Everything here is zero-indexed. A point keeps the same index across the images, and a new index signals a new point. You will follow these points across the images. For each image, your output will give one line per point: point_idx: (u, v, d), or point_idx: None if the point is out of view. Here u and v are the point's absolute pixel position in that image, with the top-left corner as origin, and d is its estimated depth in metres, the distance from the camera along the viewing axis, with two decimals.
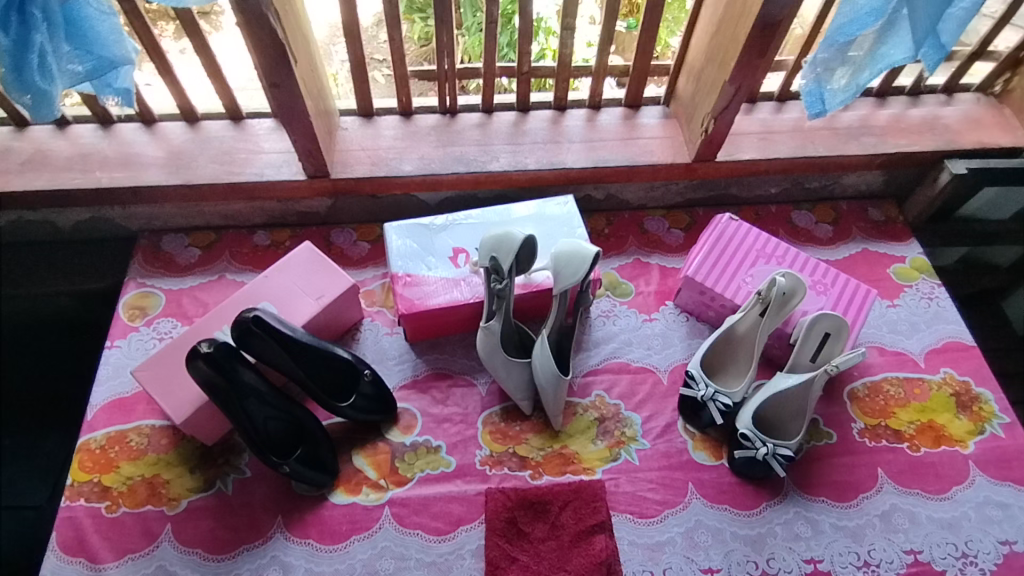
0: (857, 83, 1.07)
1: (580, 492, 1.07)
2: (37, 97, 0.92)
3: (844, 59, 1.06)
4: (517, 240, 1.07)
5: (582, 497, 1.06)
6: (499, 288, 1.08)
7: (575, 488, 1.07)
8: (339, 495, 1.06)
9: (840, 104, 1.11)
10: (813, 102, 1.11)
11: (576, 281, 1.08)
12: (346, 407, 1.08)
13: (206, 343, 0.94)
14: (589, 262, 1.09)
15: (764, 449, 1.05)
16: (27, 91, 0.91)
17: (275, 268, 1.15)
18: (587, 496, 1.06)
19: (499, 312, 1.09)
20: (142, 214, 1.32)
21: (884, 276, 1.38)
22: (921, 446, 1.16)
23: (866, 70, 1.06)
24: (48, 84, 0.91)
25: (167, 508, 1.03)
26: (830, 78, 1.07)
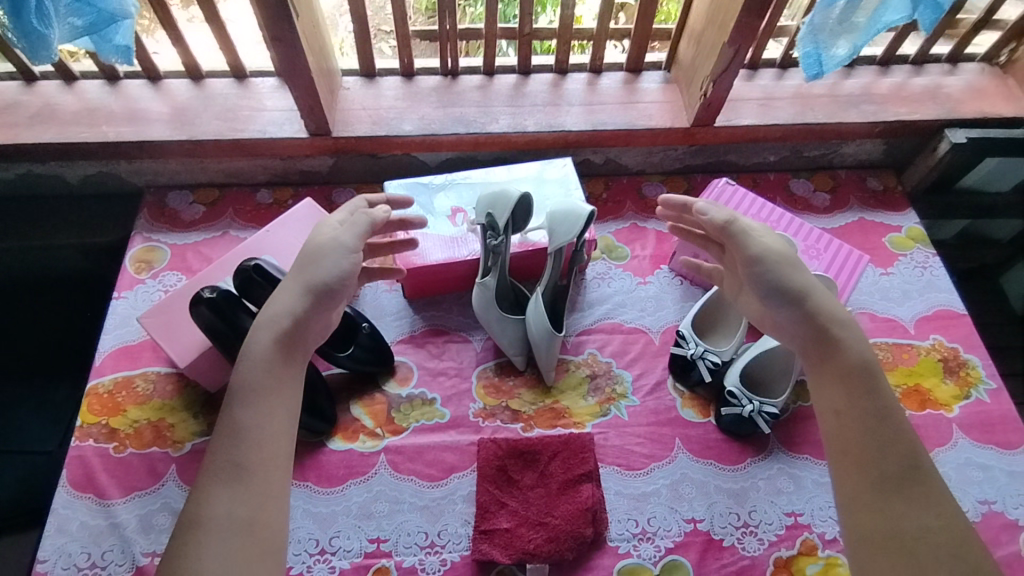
0: (854, 44, 1.08)
1: (569, 442, 1.10)
2: (35, 40, 0.92)
3: (841, 20, 1.05)
4: (513, 196, 1.08)
5: (571, 448, 1.09)
6: (495, 244, 1.11)
7: (565, 439, 1.10)
8: (337, 441, 1.10)
9: (837, 66, 1.11)
10: (811, 64, 1.11)
11: (570, 239, 1.10)
12: (344, 357, 1.11)
13: (209, 290, 0.98)
14: (584, 221, 1.10)
15: (750, 406, 1.08)
16: (24, 34, 0.91)
17: (278, 223, 1.18)
18: (576, 448, 1.09)
19: (496, 267, 1.13)
20: (148, 170, 1.35)
21: (878, 245, 1.39)
22: (906, 408, 1.18)
23: (863, 31, 1.07)
24: (46, 28, 0.91)
25: (172, 449, 1.07)
26: (829, 38, 1.08)
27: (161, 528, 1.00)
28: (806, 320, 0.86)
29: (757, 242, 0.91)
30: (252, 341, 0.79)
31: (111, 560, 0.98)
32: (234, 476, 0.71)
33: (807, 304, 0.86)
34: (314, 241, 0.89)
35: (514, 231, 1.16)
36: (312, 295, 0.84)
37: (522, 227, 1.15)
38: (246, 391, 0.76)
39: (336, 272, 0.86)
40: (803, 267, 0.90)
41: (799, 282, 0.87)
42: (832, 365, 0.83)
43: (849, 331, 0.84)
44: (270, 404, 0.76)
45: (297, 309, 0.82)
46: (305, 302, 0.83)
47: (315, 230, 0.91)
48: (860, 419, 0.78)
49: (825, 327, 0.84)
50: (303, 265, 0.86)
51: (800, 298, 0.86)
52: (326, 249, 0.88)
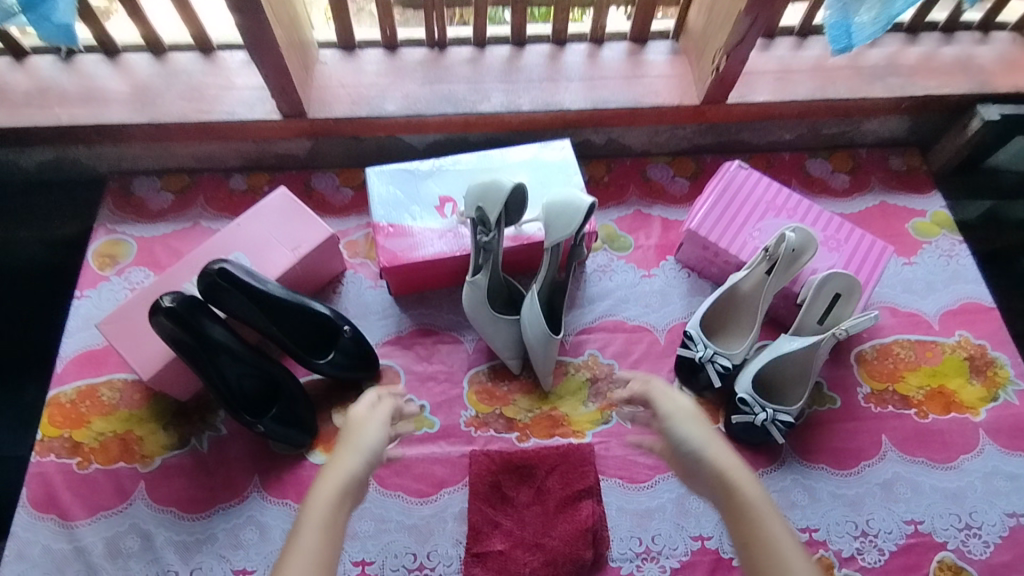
0: (889, 14, 0.93)
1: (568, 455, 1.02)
2: None
3: None
4: (504, 188, 0.98)
5: (569, 462, 1.02)
6: (486, 241, 1.00)
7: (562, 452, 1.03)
8: (318, 455, 1.02)
9: (868, 39, 0.97)
10: (838, 36, 0.98)
11: (569, 234, 1.00)
12: (323, 363, 1.02)
13: (168, 297, 0.88)
14: (584, 213, 1.00)
15: (763, 414, 1.00)
16: None
17: (249, 216, 1.07)
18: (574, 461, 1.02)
19: (486, 266, 1.02)
20: (109, 154, 1.23)
21: (902, 231, 1.29)
22: (930, 412, 1.10)
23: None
24: None
25: (140, 465, 1.00)
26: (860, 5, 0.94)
27: (130, 551, 0.94)
28: (711, 484, 0.74)
29: (660, 400, 0.83)
30: (309, 494, 0.71)
31: None
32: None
33: (706, 464, 0.75)
34: (351, 418, 0.83)
35: (507, 224, 1.06)
36: (366, 454, 0.77)
37: (515, 220, 1.05)
38: (302, 532, 0.67)
39: (379, 440, 0.80)
40: (705, 422, 0.80)
41: (699, 438, 0.78)
42: (744, 528, 0.70)
43: (756, 485, 0.73)
44: (329, 542, 0.67)
45: (353, 466, 0.75)
46: (365, 452, 0.77)
47: (354, 409, 0.85)
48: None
49: (725, 486, 0.73)
50: (349, 431, 0.81)
51: (701, 458, 0.76)
52: (368, 421, 0.82)
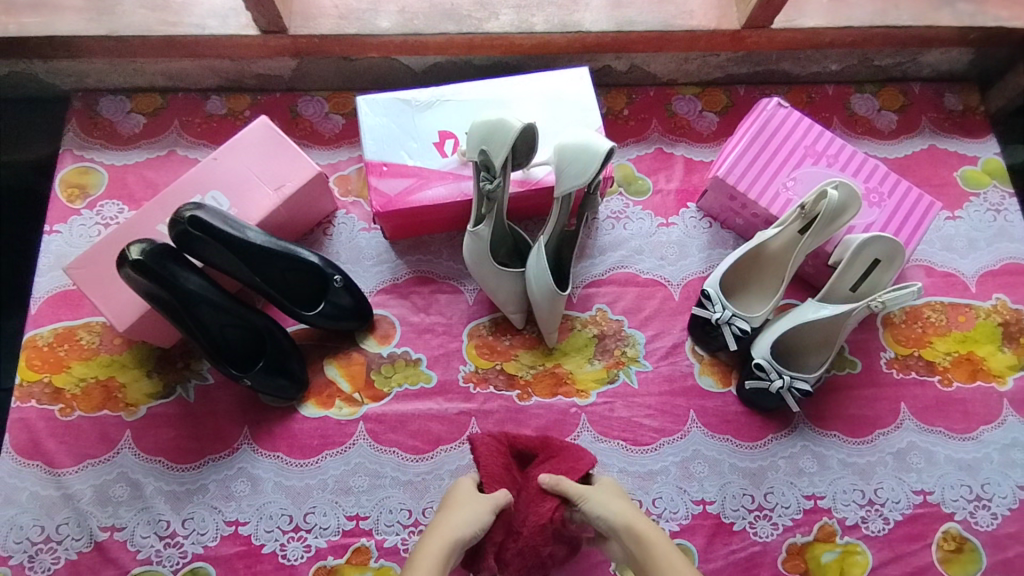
0: None
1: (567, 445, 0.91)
2: None
3: None
4: (512, 130, 0.87)
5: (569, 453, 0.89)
6: (489, 189, 0.90)
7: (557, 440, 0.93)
8: (310, 408, 0.98)
9: None
10: None
11: (581, 184, 0.89)
12: (312, 315, 0.96)
13: (135, 247, 0.80)
14: (602, 159, 0.90)
15: (780, 381, 0.94)
16: None
17: (226, 148, 0.96)
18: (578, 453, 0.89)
19: (490, 216, 0.92)
20: (71, 70, 1.10)
21: (948, 181, 1.17)
22: (954, 380, 1.04)
23: None
24: None
25: (125, 414, 0.96)
26: None
27: (119, 500, 0.92)
28: (630, 550, 0.76)
29: (570, 482, 0.82)
30: (422, 542, 0.74)
31: (67, 535, 0.90)
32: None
33: (628, 525, 0.77)
34: (458, 490, 0.82)
35: (515, 168, 0.95)
36: (486, 515, 0.78)
37: (524, 162, 0.94)
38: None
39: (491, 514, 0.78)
40: (625, 499, 0.82)
41: (620, 510, 0.79)
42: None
43: (664, 542, 0.75)
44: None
45: (467, 525, 0.76)
46: (482, 518, 0.77)
47: (465, 482, 0.84)
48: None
49: (641, 542, 0.75)
50: (455, 501, 0.80)
51: (621, 523, 0.77)
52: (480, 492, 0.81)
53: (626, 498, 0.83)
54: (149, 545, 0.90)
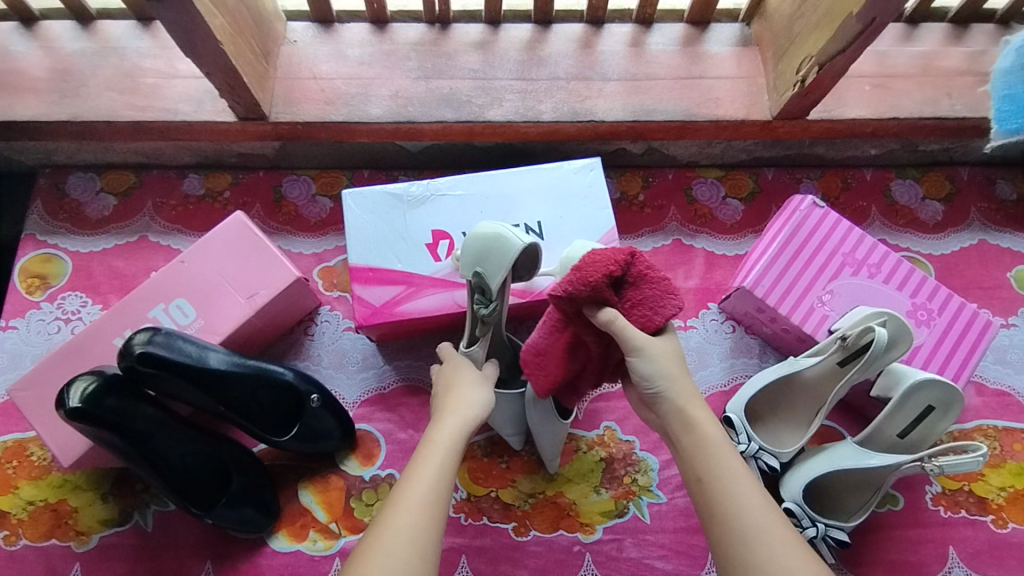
0: None
1: (660, 287, 0.70)
2: None
3: None
4: (510, 248, 0.76)
5: (659, 297, 0.69)
6: (484, 314, 0.79)
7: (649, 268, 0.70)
8: (281, 540, 0.87)
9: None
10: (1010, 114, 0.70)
11: None
12: (287, 440, 0.86)
13: (75, 392, 0.70)
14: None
15: (814, 531, 0.83)
16: None
17: (194, 250, 0.87)
18: (667, 300, 0.70)
19: (484, 339, 0.81)
20: (37, 148, 1.01)
21: (1001, 283, 1.05)
22: (1010, 521, 0.92)
23: None
24: None
25: (75, 544, 0.86)
26: None
27: None
28: (693, 446, 0.66)
29: (628, 329, 0.68)
30: (434, 429, 0.69)
31: None
32: (416, 528, 0.59)
33: (692, 420, 0.67)
34: (451, 372, 0.78)
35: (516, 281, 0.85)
36: (484, 401, 0.73)
37: (528, 274, 0.84)
38: (426, 467, 0.65)
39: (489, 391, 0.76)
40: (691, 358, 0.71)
41: (684, 386, 0.68)
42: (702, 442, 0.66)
43: (728, 446, 0.66)
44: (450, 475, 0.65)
45: (473, 408, 0.72)
46: (480, 406, 0.73)
47: (450, 360, 0.80)
48: (744, 558, 0.59)
49: (703, 450, 0.65)
50: (454, 384, 0.75)
51: (683, 413, 0.67)
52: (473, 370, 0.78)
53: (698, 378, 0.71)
54: None
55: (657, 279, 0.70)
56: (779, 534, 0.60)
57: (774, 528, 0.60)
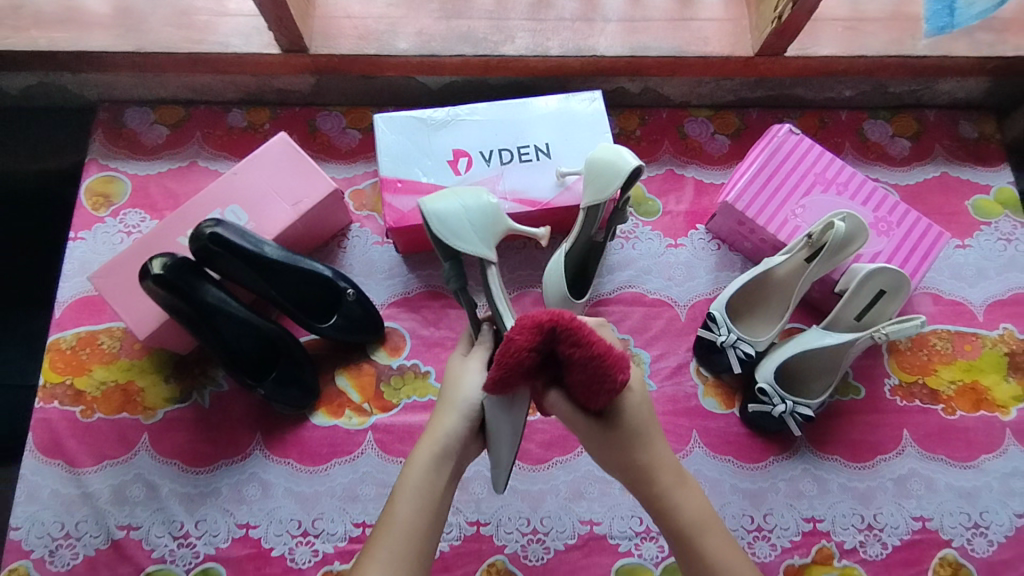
0: None
1: (598, 373, 0.66)
2: None
3: None
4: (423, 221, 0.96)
5: (593, 384, 0.67)
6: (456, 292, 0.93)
7: (593, 343, 0.65)
8: (320, 416, 1.01)
9: None
10: None
11: (602, 199, 0.92)
12: (327, 327, 0.98)
13: (156, 263, 0.83)
14: (628, 176, 0.91)
15: (782, 406, 0.96)
16: None
17: (245, 164, 0.99)
18: (606, 386, 0.67)
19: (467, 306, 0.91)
20: (98, 82, 1.13)
21: (959, 209, 1.17)
22: (958, 409, 1.05)
23: None
24: None
25: (143, 416, 0.99)
26: None
27: (135, 500, 0.96)
28: (643, 469, 0.75)
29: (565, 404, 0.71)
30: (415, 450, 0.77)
31: (85, 532, 0.94)
32: (396, 545, 0.70)
33: (645, 444, 0.75)
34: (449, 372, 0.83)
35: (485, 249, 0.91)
36: (458, 420, 0.77)
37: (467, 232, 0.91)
38: (406, 488, 0.74)
39: (477, 392, 0.79)
40: (642, 407, 0.75)
41: (636, 423, 0.74)
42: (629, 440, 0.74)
43: (674, 461, 0.77)
44: (429, 504, 0.73)
45: (446, 432, 0.77)
46: (455, 427, 0.77)
47: (450, 361, 0.85)
48: (690, 549, 0.74)
49: (653, 473, 0.75)
50: (448, 387, 0.81)
51: (633, 441, 0.74)
52: (464, 374, 0.81)
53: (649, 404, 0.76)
54: (164, 545, 0.94)
55: (599, 357, 0.65)
56: (718, 535, 0.75)
57: (713, 529, 0.76)
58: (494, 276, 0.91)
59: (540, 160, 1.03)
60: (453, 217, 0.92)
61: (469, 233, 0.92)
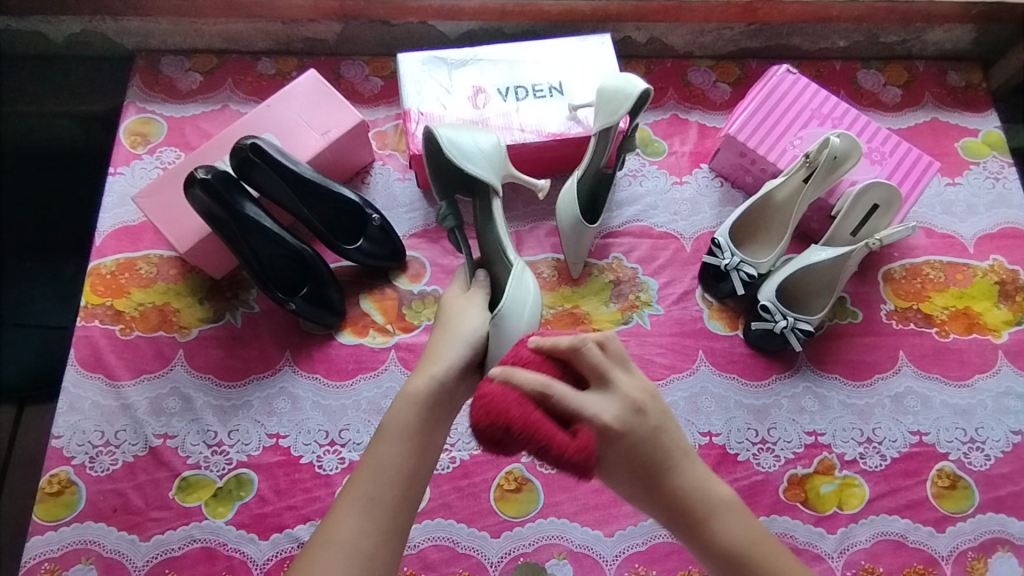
0: None
1: (556, 452, 0.61)
2: None
3: None
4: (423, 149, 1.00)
5: (551, 463, 0.62)
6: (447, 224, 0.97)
7: (533, 426, 0.61)
8: (346, 335, 1.06)
9: None
10: None
11: (613, 121, 1.00)
12: (352, 250, 1.05)
13: (202, 170, 0.93)
14: (635, 100, 0.99)
15: (783, 322, 1.02)
16: None
17: (279, 97, 1.07)
18: (569, 460, 0.61)
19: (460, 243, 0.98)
20: (138, 30, 1.21)
21: (949, 150, 1.23)
22: (951, 332, 1.10)
23: None
24: None
25: (179, 334, 1.05)
26: None
27: (171, 411, 1.01)
28: (671, 504, 0.71)
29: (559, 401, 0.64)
30: (411, 379, 0.77)
31: (124, 440, 0.99)
32: (373, 481, 0.69)
33: (662, 479, 0.70)
34: (448, 306, 0.88)
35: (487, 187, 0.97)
36: (461, 348, 0.81)
37: (472, 159, 0.96)
38: (393, 428, 0.73)
39: (478, 326, 0.85)
40: (638, 442, 0.69)
41: (647, 448, 0.69)
42: (647, 464, 0.70)
43: (702, 491, 0.71)
44: (416, 450, 0.73)
45: (450, 358, 0.79)
46: (458, 356, 0.80)
47: (449, 295, 0.91)
48: (737, 575, 0.70)
49: (681, 508, 0.71)
50: (448, 321, 0.85)
51: (647, 478, 0.70)
52: (464, 310, 0.87)
53: (655, 431, 0.70)
54: (198, 452, 0.99)
55: (548, 440, 0.61)
56: (769, 550, 0.70)
57: (761, 545, 0.70)
58: (497, 206, 0.97)
59: (553, 96, 1.11)
60: (464, 142, 0.96)
61: (480, 157, 0.96)
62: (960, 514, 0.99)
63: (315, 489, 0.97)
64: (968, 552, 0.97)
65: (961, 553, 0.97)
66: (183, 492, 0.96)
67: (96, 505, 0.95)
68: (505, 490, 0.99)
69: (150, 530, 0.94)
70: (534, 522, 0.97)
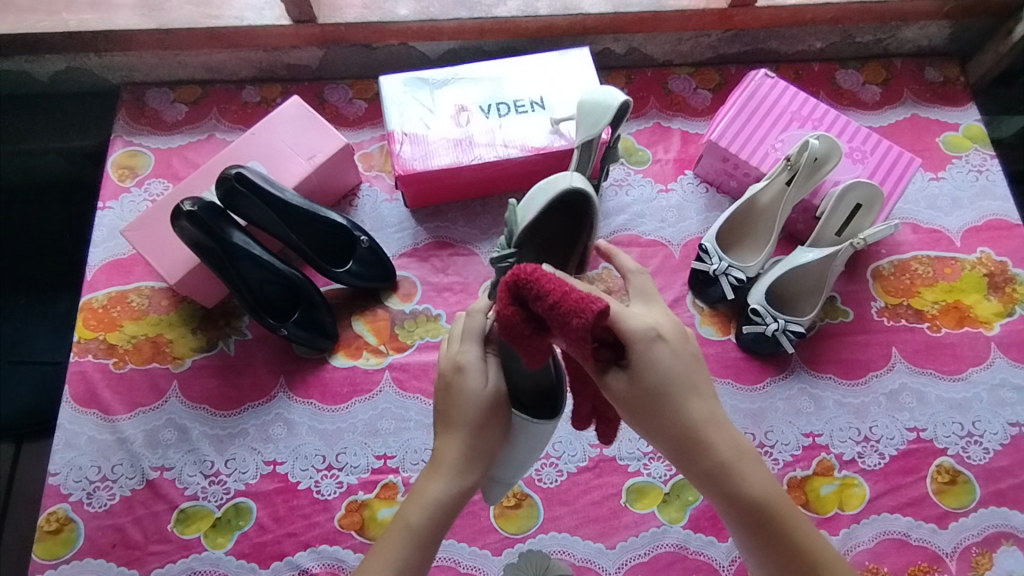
0: None
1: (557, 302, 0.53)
2: None
3: None
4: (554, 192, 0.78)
5: (567, 328, 0.53)
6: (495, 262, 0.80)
7: (564, 295, 0.53)
8: (340, 358, 1.06)
9: None
10: None
11: (596, 133, 1.00)
12: (342, 272, 1.05)
13: (189, 202, 0.94)
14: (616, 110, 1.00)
15: (775, 324, 1.02)
16: None
17: (263, 125, 1.08)
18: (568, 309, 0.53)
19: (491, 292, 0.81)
20: (122, 64, 1.22)
21: (931, 145, 1.24)
22: (943, 326, 1.11)
23: None
24: None
25: (172, 365, 1.05)
26: None
27: (168, 443, 1.01)
28: (699, 441, 0.64)
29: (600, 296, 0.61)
30: (421, 482, 0.68)
31: (121, 474, 0.99)
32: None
33: (689, 410, 0.65)
34: (468, 397, 0.69)
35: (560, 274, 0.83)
36: (479, 465, 0.69)
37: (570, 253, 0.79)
38: (399, 523, 0.67)
39: (501, 439, 0.71)
40: (661, 367, 0.64)
41: (671, 373, 0.64)
42: (681, 401, 0.64)
43: (722, 428, 0.66)
44: (429, 548, 0.66)
45: (464, 474, 0.68)
46: (469, 476, 0.68)
47: (465, 373, 0.69)
48: (764, 528, 0.65)
49: (690, 434, 0.64)
50: (469, 421, 0.68)
51: (669, 410, 0.64)
52: (492, 417, 0.69)
53: (682, 357, 0.65)
54: (195, 483, 0.98)
55: (564, 293, 0.54)
56: (788, 506, 0.67)
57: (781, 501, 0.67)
58: None
59: (534, 111, 1.12)
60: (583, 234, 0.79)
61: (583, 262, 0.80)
62: (962, 510, 0.99)
63: (315, 514, 0.97)
64: (972, 547, 0.97)
65: (965, 549, 0.97)
66: (182, 524, 0.96)
67: (94, 542, 0.95)
68: (505, 506, 0.99)
69: (151, 564, 0.94)
70: (535, 537, 0.97)
